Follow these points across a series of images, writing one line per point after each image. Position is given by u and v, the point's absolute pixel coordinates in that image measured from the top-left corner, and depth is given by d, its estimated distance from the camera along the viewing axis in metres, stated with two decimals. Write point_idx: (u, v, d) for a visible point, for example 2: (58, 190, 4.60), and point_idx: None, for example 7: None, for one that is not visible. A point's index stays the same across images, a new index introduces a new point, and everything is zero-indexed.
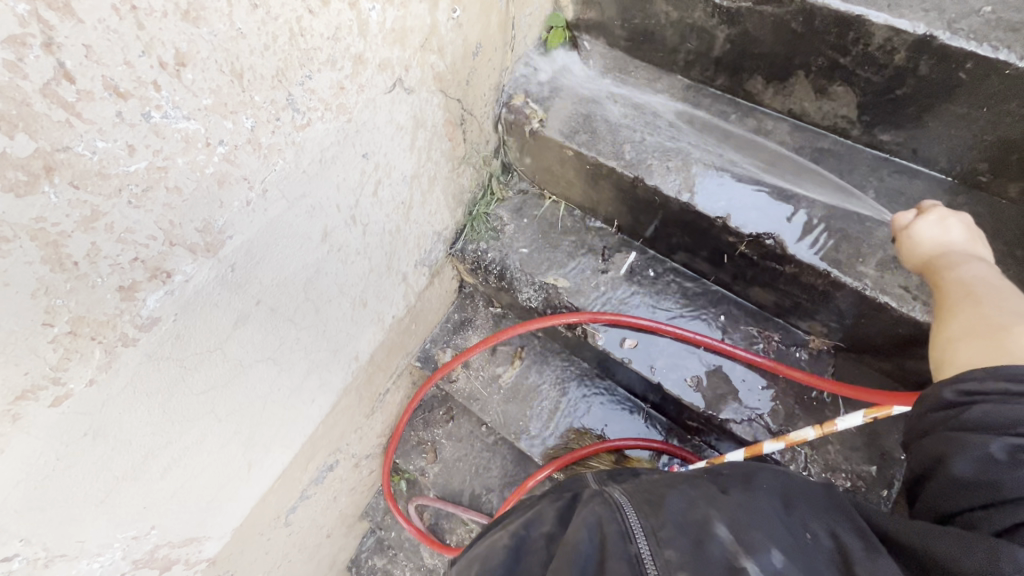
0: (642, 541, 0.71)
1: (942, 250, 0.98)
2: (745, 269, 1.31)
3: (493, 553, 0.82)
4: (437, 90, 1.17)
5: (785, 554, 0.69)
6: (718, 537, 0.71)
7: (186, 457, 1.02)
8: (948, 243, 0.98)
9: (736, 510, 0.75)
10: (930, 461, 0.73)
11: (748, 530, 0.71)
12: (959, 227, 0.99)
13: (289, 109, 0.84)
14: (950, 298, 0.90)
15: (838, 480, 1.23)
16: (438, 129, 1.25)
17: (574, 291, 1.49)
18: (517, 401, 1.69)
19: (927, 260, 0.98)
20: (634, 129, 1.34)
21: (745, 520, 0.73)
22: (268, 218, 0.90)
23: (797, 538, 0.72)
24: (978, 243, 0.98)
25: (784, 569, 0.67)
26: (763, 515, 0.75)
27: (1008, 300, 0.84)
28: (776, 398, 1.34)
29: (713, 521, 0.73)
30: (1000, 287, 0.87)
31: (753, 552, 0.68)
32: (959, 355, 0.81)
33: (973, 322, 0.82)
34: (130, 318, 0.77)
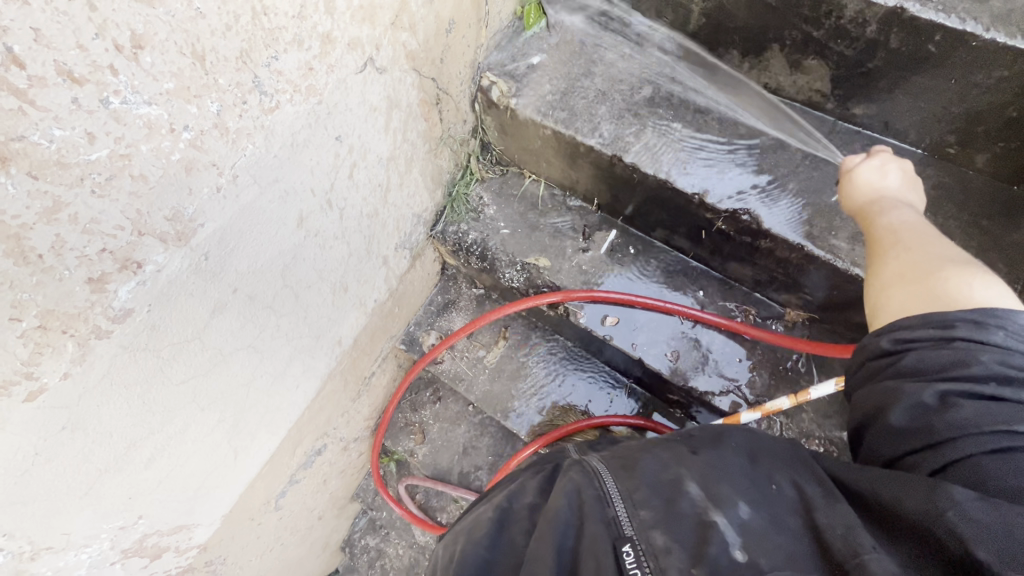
0: (619, 505, 0.74)
1: (876, 192, 1.01)
2: (722, 245, 1.33)
3: (478, 526, 0.84)
4: (411, 69, 1.15)
5: (751, 506, 0.71)
6: (688, 493, 0.73)
7: (170, 446, 1.02)
8: (883, 186, 1.02)
9: (705, 467, 0.77)
10: (865, 411, 0.77)
11: (716, 484, 0.74)
12: (893, 172, 1.03)
13: (256, 91, 0.82)
14: (881, 244, 0.91)
15: (811, 446, 1.27)
16: (413, 109, 1.22)
17: (555, 270, 1.51)
18: (502, 380, 1.71)
19: (861, 202, 1.02)
20: (612, 105, 1.33)
21: (715, 476, 0.75)
22: (240, 205, 0.89)
23: (763, 491, 0.74)
24: (909, 189, 1.03)
25: (750, 520, 0.69)
26: (731, 471, 0.76)
27: (934, 245, 0.86)
28: (753, 369, 1.37)
29: (684, 478, 0.75)
30: (924, 230, 0.90)
31: (722, 505, 0.71)
32: (890, 303, 0.83)
33: (904, 269, 0.84)
34: (102, 311, 0.76)
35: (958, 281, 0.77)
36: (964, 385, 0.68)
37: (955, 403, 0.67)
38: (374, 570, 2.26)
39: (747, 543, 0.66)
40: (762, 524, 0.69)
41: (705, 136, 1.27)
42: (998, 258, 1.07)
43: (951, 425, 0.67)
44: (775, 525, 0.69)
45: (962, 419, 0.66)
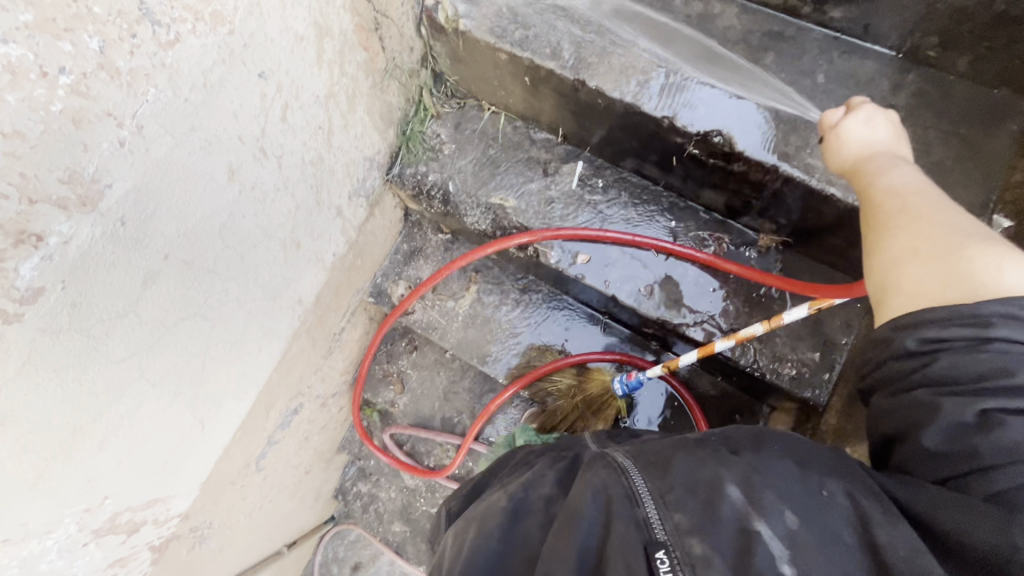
0: (649, 504, 0.75)
1: (870, 151, 0.96)
2: (694, 170, 1.26)
3: (492, 514, 0.86)
4: None
5: (799, 515, 0.70)
6: (729, 497, 0.72)
7: (125, 425, 0.96)
8: (874, 142, 0.97)
9: (750, 471, 0.74)
10: (896, 425, 0.74)
11: (759, 490, 0.72)
12: (883, 122, 0.98)
13: (146, 21, 0.69)
14: (889, 219, 0.85)
15: (784, 369, 1.29)
16: (348, 37, 1.08)
17: (522, 210, 1.44)
18: (477, 326, 1.67)
19: (853, 164, 0.96)
20: (572, 25, 1.21)
21: (759, 479, 0.73)
22: (153, 159, 0.78)
23: (813, 497, 0.71)
24: (900, 143, 0.97)
25: (798, 532, 0.68)
26: (778, 475, 0.73)
27: (950, 218, 0.81)
28: (727, 297, 1.35)
29: (724, 480, 0.74)
30: (931, 198, 0.85)
31: (765, 513, 0.70)
32: (906, 286, 0.78)
33: (921, 249, 0.78)
34: (5, 292, 0.67)
35: (986, 262, 0.72)
36: (1002, 399, 0.66)
37: (999, 423, 0.65)
38: (368, 514, 2.32)
39: (793, 556, 0.67)
40: (811, 538, 0.68)
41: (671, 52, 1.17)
42: (975, 167, 1.03)
43: (997, 448, 0.65)
44: (829, 539, 0.68)
45: (1009, 443, 0.64)
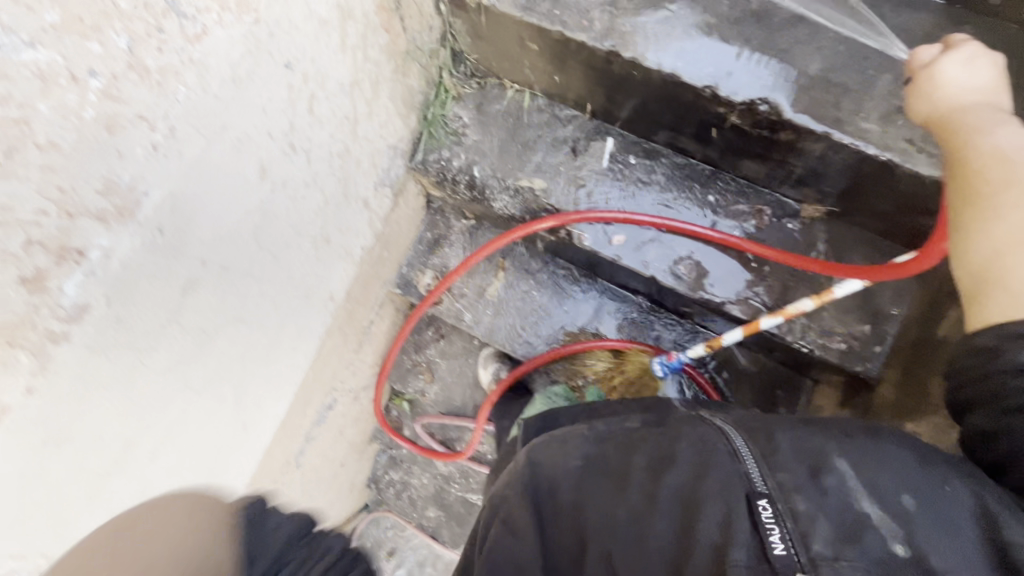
0: (750, 459, 0.76)
1: (965, 107, 0.84)
2: (735, 142, 1.20)
3: (575, 437, 0.97)
4: None
5: (916, 498, 0.67)
6: (838, 472, 0.71)
7: (173, 435, 0.95)
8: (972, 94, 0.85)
9: (863, 448, 0.73)
10: (1005, 452, 0.69)
11: (875, 471, 0.70)
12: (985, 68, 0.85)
13: (172, 14, 0.64)
14: (990, 198, 0.75)
15: (833, 343, 1.25)
16: (371, 19, 1.02)
17: (552, 192, 1.40)
18: (508, 312, 1.65)
19: (945, 120, 0.85)
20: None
21: (873, 459, 0.71)
22: (187, 163, 0.74)
23: (932, 484, 0.68)
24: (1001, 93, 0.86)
25: (913, 511, 0.66)
26: (893, 458, 0.71)
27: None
28: (770, 273, 1.31)
29: (831, 452, 0.73)
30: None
31: (878, 492, 0.68)
32: (1009, 283, 0.70)
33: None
34: (50, 311, 0.64)
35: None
36: None
37: None
38: (401, 500, 2.34)
39: (908, 535, 0.65)
40: (929, 521, 0.65)
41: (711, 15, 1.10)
42: None
43: None
44: (951, 531, 0.64)
45: None
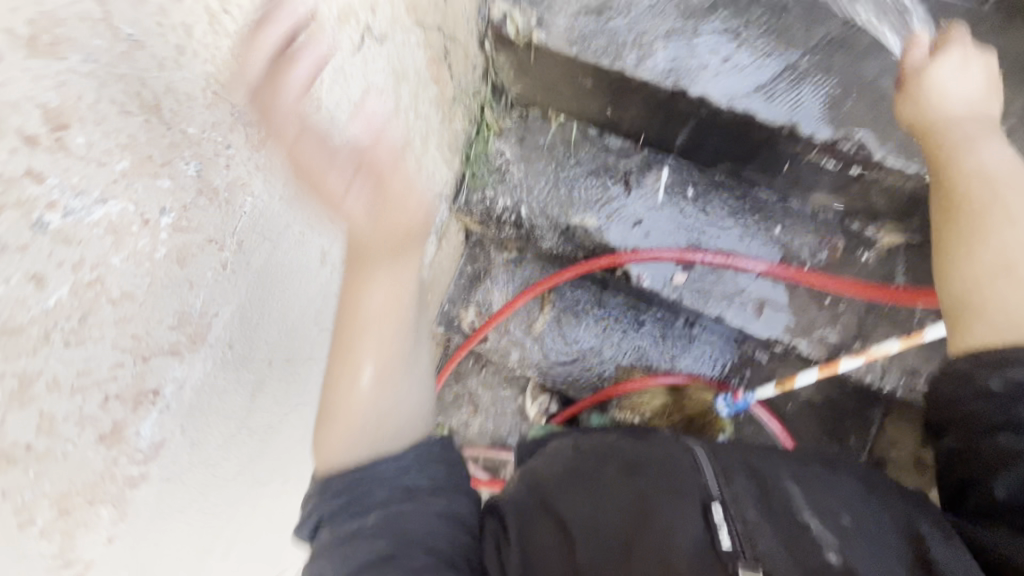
0: (715, 481, 0.87)
1: (957, 122, 0.91)
2: (809, 176, 1.12)
3: (558, 455, 1.00)
4: (415, 24, 0.85)
5: (851, 515, 0.83)
6: (795, 500, 0.84)
7: (243, 531, 0.91)
8: (964, 110, 0.91)
9: (817, 483, 0.88)
10: (974, 472, 0.80)
11: (818, 492, 0.86)
12: (974, 82, 0.92)
13: (238, 124, 0.58)
14: (984, 223, 0.83)
15: (918, 383, 1.18)
16: (422, 74, 0.94)
17: (606, 229, 1.32)
18: (557, 347, 1.58)
19: (936, 131, 0.90)
20: (668, 20, 1.04)
21: (820, 486, 0.87)
22: (254, 271, 0.68)
23: (868, 509, 0.84)
24: (992, 97, 0.93)
25: (849, 526, 0.81)
26: (837, 486, 0.88)
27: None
28: (845, 309, 1.23)
29: (784, 476, 0.88)
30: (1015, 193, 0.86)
31: (820, 510, 0.83)
32: (994, 301, 0.80)
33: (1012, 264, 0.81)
34: (128, 459, 0.59)
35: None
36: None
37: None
38: None
39: (841, 544, 0.79)
40: (853, 527, 0.81)
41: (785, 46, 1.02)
42: None
43: None
44: (877, 542, 0.79)
45: None
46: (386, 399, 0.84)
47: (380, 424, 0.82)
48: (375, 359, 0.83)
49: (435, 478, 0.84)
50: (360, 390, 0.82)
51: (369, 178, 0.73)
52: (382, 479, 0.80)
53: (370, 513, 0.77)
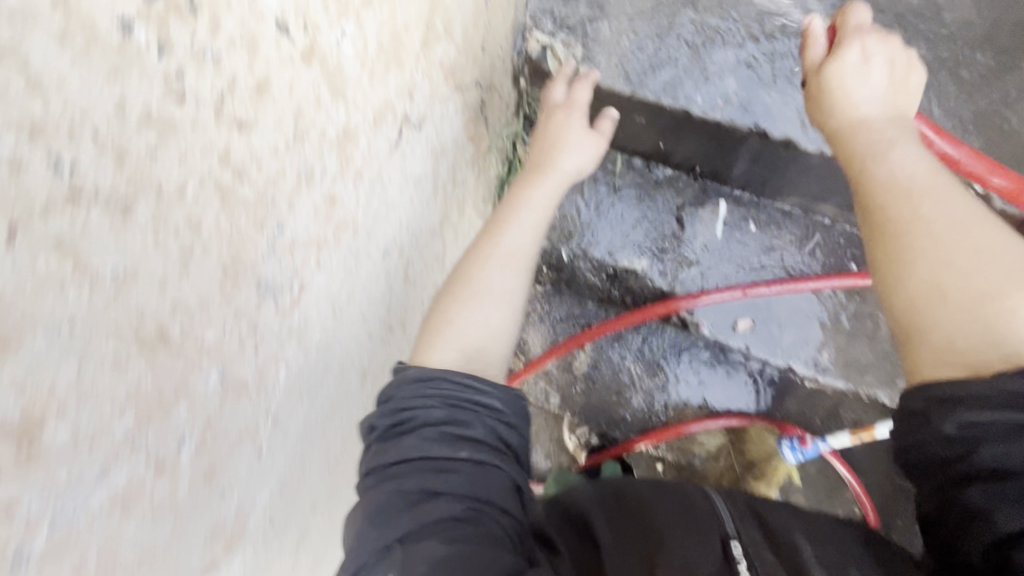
0: (727, 515, 0.75)
1: (866, 127, 0.80)
2: None
3: (578, 487, 0.85)
4: (454, 93, 0.71)
5: None
6: (798, 545, 0.70)
7: None
8: (864, 116, 0.81)
9: (818, 531, 0.73)
10: (944, 541, 0.65)
11: (825, 542, 0.71)
12: (882, 76, 0.81)
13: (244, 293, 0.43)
14: (912, 241, 0.72)
15: None
16: (460, 141, 0.81)
17: (658, 272, 1.19)
18: (601, 386, 1.49)
19: (844, 139, 0.81)
20: (725, 51, 0.94)
21: (818, 533, 0.73)
22: (286, 433, 0.57)
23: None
24: (897, 95, 0.82)
25: None
26: (849, 546, 0.72)
27: (971, 231, 0.70)
28: None
29: (793, 527, 0.73)
30: (943, 198, 0.74)
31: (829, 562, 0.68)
32: (937, 329, 0.67)
33: (945, 283, 0.68)
34: None
35: (1014, 305, 0.64)
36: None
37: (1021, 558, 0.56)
38: None
39: None
40: None
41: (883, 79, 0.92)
42: None
43: None
44: None
45: None
46: (487, 315, 0.88)
47: (478, 355, 0.84)
48: (491, 276, 0.89)
49: (521, 426, 0.81)
50: (479, 291, 0.87)
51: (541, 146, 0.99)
52: (477, 418, 0.75)
53: (460, 447, 0.72)
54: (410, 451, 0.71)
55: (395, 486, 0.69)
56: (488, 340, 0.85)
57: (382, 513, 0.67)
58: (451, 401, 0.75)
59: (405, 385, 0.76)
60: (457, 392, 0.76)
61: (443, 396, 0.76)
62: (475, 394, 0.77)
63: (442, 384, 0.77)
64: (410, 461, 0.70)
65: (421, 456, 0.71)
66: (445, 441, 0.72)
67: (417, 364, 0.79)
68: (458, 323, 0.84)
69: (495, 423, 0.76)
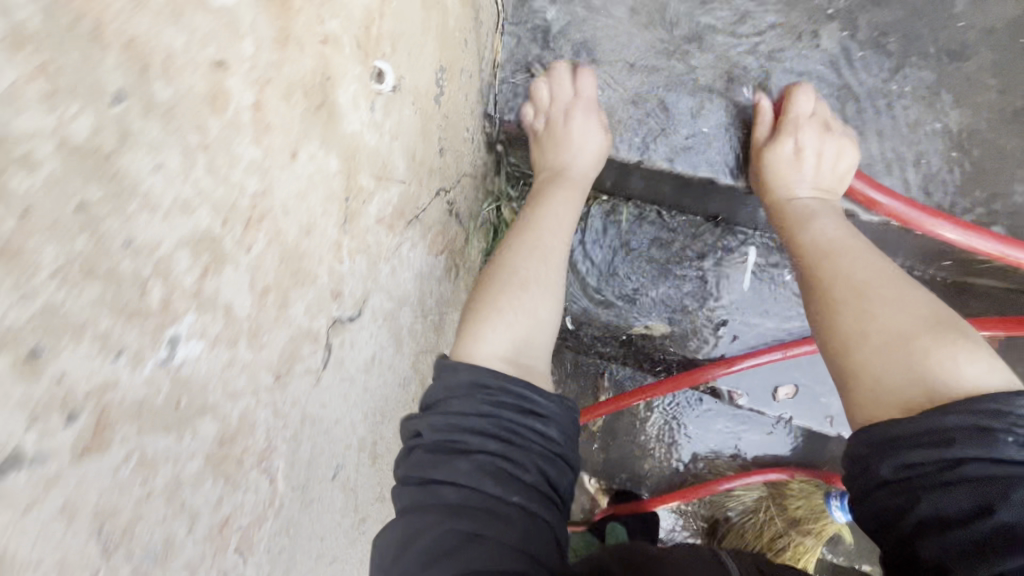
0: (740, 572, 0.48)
1: (788, 208, 0.66)
2: (983, 274, 0.79)
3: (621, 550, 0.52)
4: (406, 232, 0.52)
5: None
6: None
7: None
8: (786, 194, 0.66)
9: None
10: None
11: None
12: (810, 161, 0.66)
13: None
14: (827, 300, 0.58)
15: None
16: (427, 267, 0.62)
17: (682, 339, 1.02)
18: (620, 441, 1.34)
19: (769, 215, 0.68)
20: (755, 93, 0.69)
21: None
22: None
23: None
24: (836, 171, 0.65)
25: None
26: None
27: (893, 283, 0.56)
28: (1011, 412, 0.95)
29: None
30: (860, 254, 0.60)
31: None
32: (869, 375, 0.52)
33: (870, 333, 0.54)
34: None
35: (935, 345, 0.50)
36: None
37: None
38: None
39: None
40: None
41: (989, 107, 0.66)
42: None
43: None
44: None
45: None
46: (534, 300, 0.64)
47: (526, 355, 0.60)
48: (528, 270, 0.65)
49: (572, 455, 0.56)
50: (522, 288, 0.63)
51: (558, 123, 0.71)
52: (534, 453, 0.51)
53: (515, 488, 0.48)
54: (447, 492, 0.47)
55: (428, 544, 0.44)
56: (531, 352, 0.61)
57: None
58: (504, 425, 0.51)
59: (459, 401, 0.52)
60: (516, 412, 0.52)
61: (499, 418, 0.51)
62: (535, 419, 0.53)
63: (502, 407, 0.52)
64: (450, 502, 0.46)
65: (472, 494, 0.46)
66: (496, 480, 0.48)
67: (469, 364, 0.55)
68: (508, 316, 0.61)
69: (555, 462, 0.51)
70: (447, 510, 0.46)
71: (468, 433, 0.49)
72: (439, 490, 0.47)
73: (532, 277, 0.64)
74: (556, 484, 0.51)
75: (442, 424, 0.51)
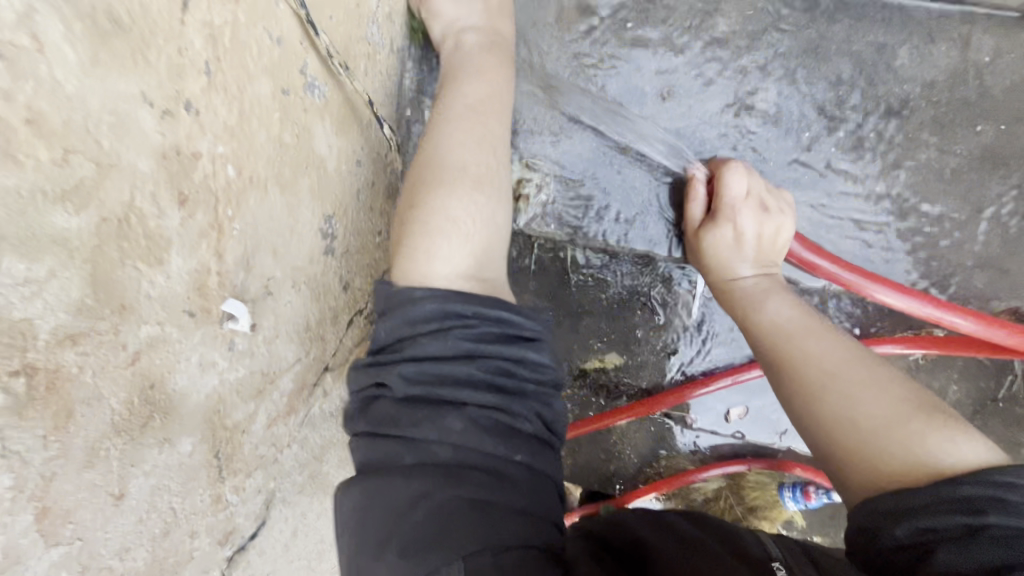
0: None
1: (738, 290, 0.60)
2: None
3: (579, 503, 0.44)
4: (313, 393, 0.47)
5: None
6: None
7: None
8: (733, 274, 0.60)
9: None
10: None
11: None
12: (752, 244, 0.60)
13: None
14: (800, 382, 0.51)
15: None
16: None
17: None
18: None
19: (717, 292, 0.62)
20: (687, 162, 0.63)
21: None
22: None
23: None
24: (779, 239, 0.60)
25: None
26: None
27: (861, 361, 0.51)
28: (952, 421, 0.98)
29: None
30: (824, 332, 0.54)
31: None
32: (866, 461, 0.44)
33: (855, 412, 0.47)
34: None
35: (927, 428, 0.44)
36: None
37: None
38: None
39: None
40: None
41: (934, 166, 0.62)
42: None
43: None
44: None
45: None
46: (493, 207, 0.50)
47: (490, 269, 0.48)
48: (477, 159, 0.50)
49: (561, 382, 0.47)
50: (475, 187, 0.49)
51: (451, 63, 0.55)
52: (530, 397, 0.42)
53: (518, 445, 0.39)
54: (442, 450, 0.38)
55: (433, 511, 0.36)
56: (491, 266, 0.49)
57: (408, 557, 0.36)
58: (493, 367, 0.41)
59: (431, 344, 0.40)
60: (503, 346, 0.42)
61: (486, 360, 0.41)
62: (525, 349, 0.43)
63: (483, 337, 0.41)
64: (445, 462, 0.37)
65: (471, 454, 0.38)
66: (497, 435, 0.39)
67: (426, 291, 0.42)
68: (462, 227, 0.47)
69: (552, 399, 0.43)
70: (444, 476, 0.37)
71: (454, 385, 0.39)
72: (430, 455, 0.38)
73: (486, 175, 0.50)
74: (555, 420, 0.44)
75: (416, 373, 0.40)
